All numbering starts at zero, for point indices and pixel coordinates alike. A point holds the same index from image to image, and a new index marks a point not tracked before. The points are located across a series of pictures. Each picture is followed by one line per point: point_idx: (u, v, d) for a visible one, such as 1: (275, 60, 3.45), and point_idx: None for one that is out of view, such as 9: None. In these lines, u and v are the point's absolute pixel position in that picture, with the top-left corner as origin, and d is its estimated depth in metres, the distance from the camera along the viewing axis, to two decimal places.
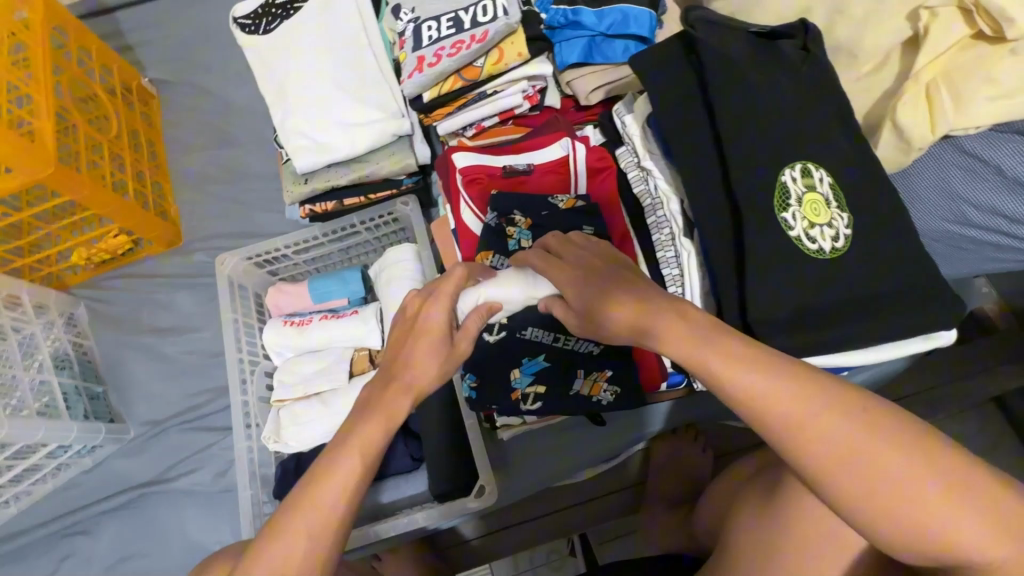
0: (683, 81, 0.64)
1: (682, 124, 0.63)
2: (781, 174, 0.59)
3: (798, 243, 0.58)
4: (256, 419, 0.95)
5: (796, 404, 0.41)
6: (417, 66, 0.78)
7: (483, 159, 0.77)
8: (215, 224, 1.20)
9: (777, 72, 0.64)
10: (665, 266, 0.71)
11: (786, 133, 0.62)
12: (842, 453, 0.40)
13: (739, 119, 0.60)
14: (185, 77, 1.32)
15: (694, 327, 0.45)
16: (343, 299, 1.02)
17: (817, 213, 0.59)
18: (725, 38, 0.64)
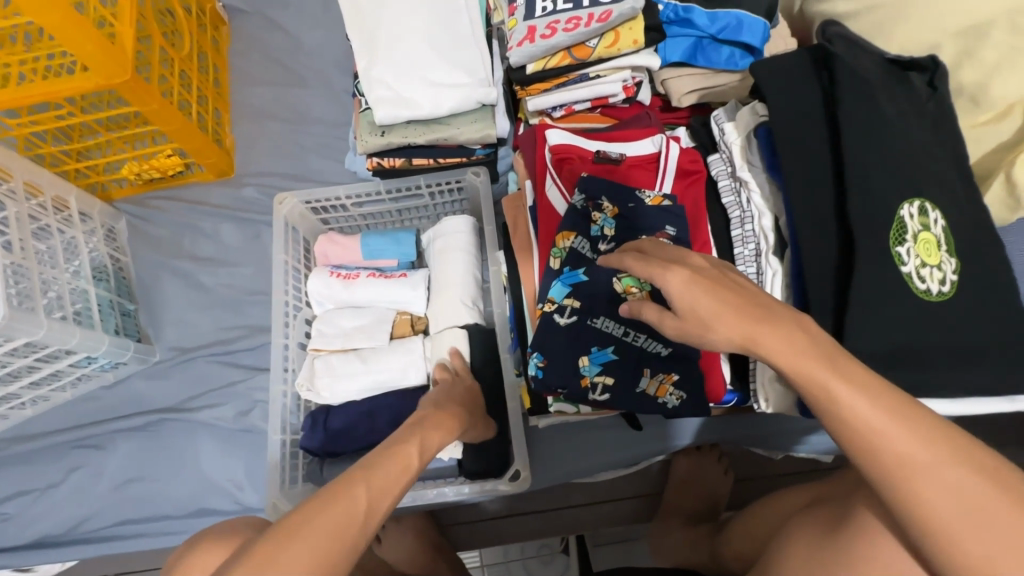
0: (809, 98, 0.63)
1: (801, 140, 0.62)
2: (900, 208, 0.59)
3: (910, 281, 0.58)
4: (293, 363, 0.93)
5: (922, 448, 0.38)
6: (528, 36, 0.76)
7: (576, 139, 0.78)
8: (269, 162, 1.17)
9: (902, 103, 0.64)
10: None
11: (905, 168, 0.61)
12: (970, 510, 0.37)
13: (863, 143, 0.60)
14: (259, 9, 1.29)
15: (815, 344, 0.43)
16: (395, 261, 1.00)
17: (929, 253, 0.59)
18: (858, 61, 0.65)
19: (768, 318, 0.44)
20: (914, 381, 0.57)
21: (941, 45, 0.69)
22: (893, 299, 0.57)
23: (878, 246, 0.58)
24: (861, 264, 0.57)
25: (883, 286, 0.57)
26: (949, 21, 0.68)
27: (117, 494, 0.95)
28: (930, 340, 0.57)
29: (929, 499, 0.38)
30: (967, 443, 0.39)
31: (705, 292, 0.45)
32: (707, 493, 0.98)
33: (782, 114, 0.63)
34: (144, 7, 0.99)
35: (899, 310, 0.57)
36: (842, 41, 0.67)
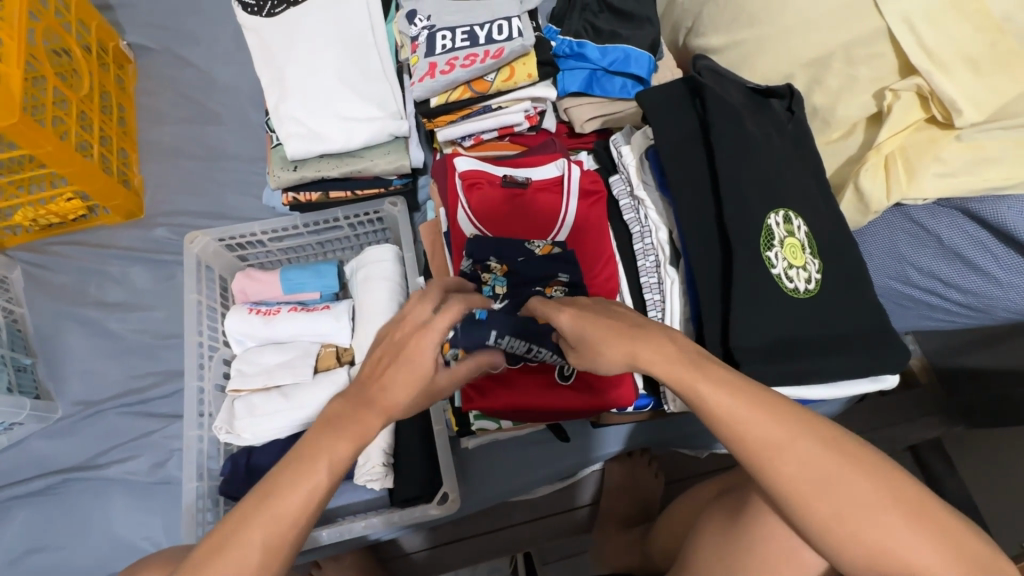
0: (687, 123, 0.70)
1: (682, 163, 0.69)
2: (767, 217, 0.66)
3: (779, 281, 0.64)
4: (210, 407, 0.90)
5: (778, 428, 0.45)
6: (429, 71, 0.80)
7: (483, 166, 0.81)
8: (182, 200, 1.14)
9: (765, 125, 0.72)
10: (647, 291, 0.75)
11: (770, 183, 0.68)
12: (815, 476, 0.44)
13: (735, 160, 0.67)
14: (168, 46, 1.27)
15: (684, 352, 0.49)
16: (316, 293, 0.99)
17: (795, 256, 0.66)
18: (726, 88, 0.72)
19: (644, 337, 0.50)
20: (793, 369, 0.63)
21: (794, 73, 0.80)
22: (766, 297, 0.63)
23: (752, 252, 0.64)
24: (741, 269, 0.63)
25: (759, 285, 0.63)
26: (797, 54, 0.78)
27: (14, 567, 0.87)
28: (800, 332, 0.64)
29: (784, 469, 0.45)
30: (811, 419, 0.46)
31: (594, 328, 0.51)
32: (640, 494, 1.03)
33: (664, 137, 0.69)
34: (34, 48, 0.96)
35: (774, 307, 0.63)
36: (709, 73, 0.74)
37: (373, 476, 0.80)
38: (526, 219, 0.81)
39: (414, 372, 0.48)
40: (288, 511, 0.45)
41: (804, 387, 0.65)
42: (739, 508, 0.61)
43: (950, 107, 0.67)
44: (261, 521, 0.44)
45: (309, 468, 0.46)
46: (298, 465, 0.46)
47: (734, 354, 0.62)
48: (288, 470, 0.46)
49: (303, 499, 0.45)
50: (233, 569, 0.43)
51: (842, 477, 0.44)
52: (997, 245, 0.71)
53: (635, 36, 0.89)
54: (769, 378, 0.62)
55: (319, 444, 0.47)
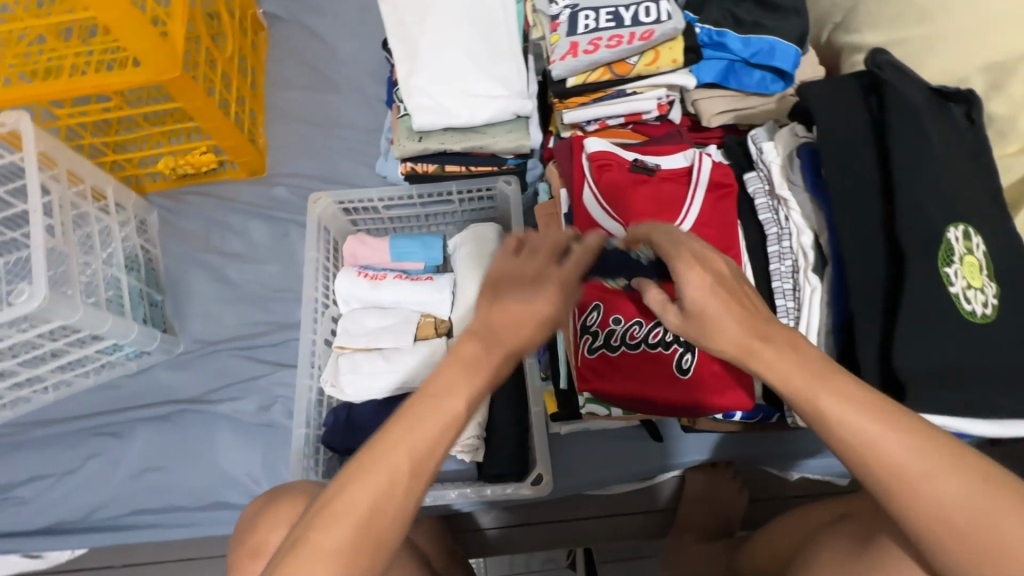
0: (860, 122, 0.66)
1: (852, 164, 0.65)
2: (947, 230, 0.61)
3: (957, 301, 0.59)
4: (319, 360, 0.95)
5: (918, 456, 0.44)
6: (570, 50, 0.79)
7: (614, 149, 0.80)
8: (301, 163, 1.20)
9: (944, 131, 0.66)
10: (780, 296, 0.72)
11: (947, 194, 0.62)
12: (946, 506, 0.43)
13: (913, 166, 0.62)
14: (298, 16, 1.34)
15: (807, 363, 0.48)
16: (419, 262, 1.02)
17: (974, 276, 0.61)
18: (906, 87, 0.67)
19: (768, 337, 0.49)
20: (947, 397, 0.58)
21: (969, 78, 0.72)
22: (932, 316, 0.59)
23: (926, 267, 0.59)
24: (913, 283, 0.59)
25: (928, 304, 0.59)
26: (976, 56, 0.71)
27: (135, 482, 0.96)
28: (963, 358, 0.59)
29: (921, 501, 0.43)
30: (946, 447, 0.44)
31: (720, 299, 0.50)
32: (723, 508, 0.99)
33: (832, 137, 0.66)
34: (194, 9, 1.03)
35: (936, 328, 0.59)
36: (891, 68, 0.68)
37: (465, 447, 0.82)
38: (653, 205, 0.76)
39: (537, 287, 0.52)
40: (438, 422, 0.47)
41: (959, 421, 0.60)
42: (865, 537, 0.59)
43: None
44: (406, 437, 0.46)
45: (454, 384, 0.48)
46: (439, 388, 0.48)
47: (897, 374, 0.59)
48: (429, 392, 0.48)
49: (449, 419, 0.47)
50: (385, 477, 0.45)
51: (981, 513, 0.42)
52: None
53: (783, 28, 0.84)
54: (917, 403, 0.58)
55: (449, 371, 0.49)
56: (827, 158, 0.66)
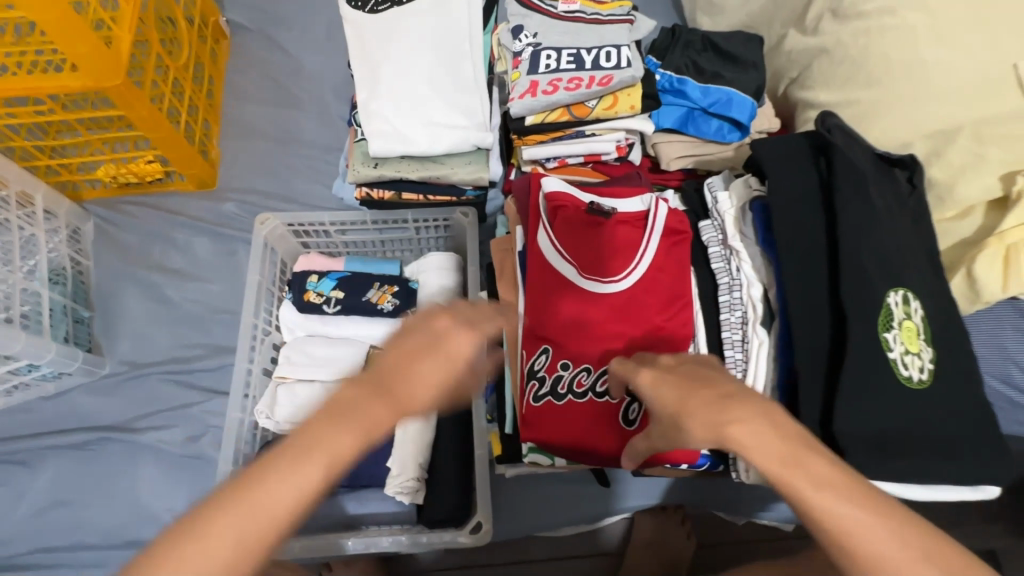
0: (809, 181, 0.67)
1: (798, 222, 0.66)
2: (888, 295, 0.62)
3: (894, 367, 0.60)
4: (255, 390, 0.90)
5: (902, 545, 0.41)
6: (530, 89, 0.78)
7: (571, 191, 0.78)
8: (254, 178, 1.15)
9: (889, 195, 0.68)
10: (728, 347, 0.72)
11: (887, 257, 0.64)
12: None
13: (858, 228, 0.63)
14: (263, 27, 1.30)
15: (784, 441, 0.45)
16: (372, 283, 0.95)
17: (912, 341, 0.62)
18: (853, 150, 0.69)
19: (729, 406, 0.48)
20: (883, 463, 0.59)
21: (913, 144, 0.74)
22: (868, 381, 0.59)
23: (869, 330, 0.60)
24: (854, 346, 0.60)
25: (870, 367, 0.59)
26: (920, 124, 0.73)
27: (40, 517, 0.87)
28: (899, 424, 0.59)
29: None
30: (934, 541, 0.42)
31: (677, 392, 0.50)
32: (671, 558, 0.96)
33: (782, 193, 0.67)
34: (145, 14, 0.99)
35: (876, 393, 0.59)
36: (840, 132, 0.70)
37: (404, 489, 0.81)
38: (606, 251, 0.75)
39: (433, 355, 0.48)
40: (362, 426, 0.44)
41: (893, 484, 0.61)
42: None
43: None
44: (321, 448, 0.42)
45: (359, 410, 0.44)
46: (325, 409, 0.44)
47: (838, 438, 0.59)
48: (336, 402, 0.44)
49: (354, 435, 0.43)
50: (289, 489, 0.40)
51: None
52: None
53: (740, 80, 0.86)
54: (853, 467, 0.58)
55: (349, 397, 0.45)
56: (778, 213, 0.66)
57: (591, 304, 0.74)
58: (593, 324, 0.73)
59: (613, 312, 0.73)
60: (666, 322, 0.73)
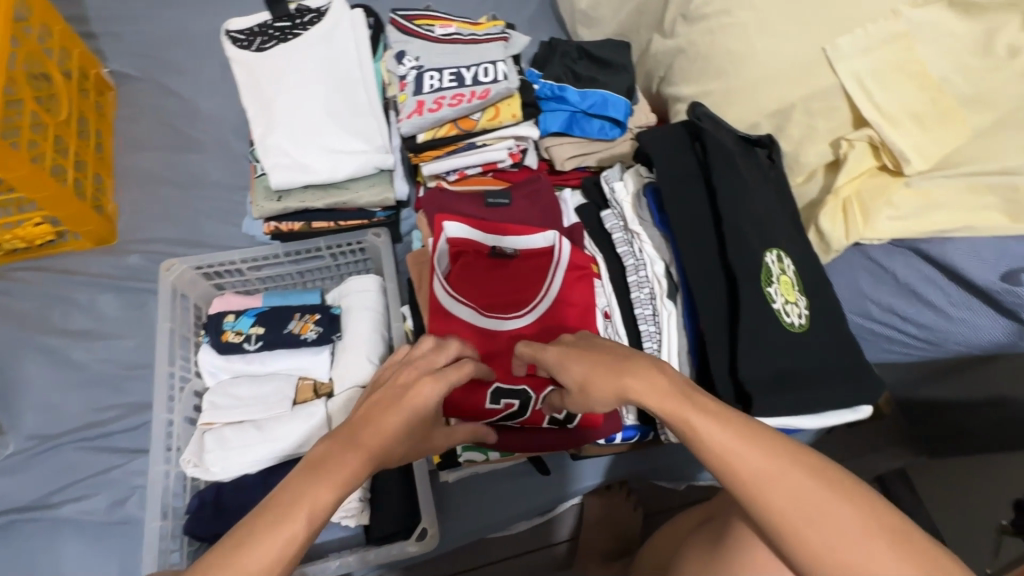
0: (689, 164, 0.76)
1: (686, 201, 0.74)
2: (765, 255, 0.70)
3: (779, 315, 0.69)
4: (179, 441, 0.87)
5: (767, 460, 0.47)
6: (417, 109, 0.84)
7: (471, 234, 0.82)
8: (157, 227, 1.12)
9: (756, 171, 0.78)
10: (642, 322, 0.78)
11: (761, 221, 0.73)
12: (813, 509, 0.45)
13: (736, 201, 0.72)
14: (150, 75, 1.27)
15: (673, 384, 0.53)
16: (293, 314, 0.95)
17: (790, 292, 0.71)
18: (722, 136, 0.78)
19: (629, 370, 0.54)
20: (773, 402, 0.66)
21: (760, 123, 0.85)
22: (760, 331, 0.67)
23: (756, 286, 0.68)
24: (746, 301, 0.68)
25: (762, 321, 0.67)
26: (762, 105, 0.84)
27: None
28: (778, 371, 0.67)
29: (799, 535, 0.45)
30: (796, 449, 0.48)
31: (582, 360, 0.59)
32: (622, 530, 1.01)
33: (670, 178, 0.75)
34: (15, 73, 0.96)
35: (766, 342, 0.67)
36: (709, 119, 0.79)
37: (349, 512, 0.80)
38: (512, 286, 0.82)
39: (409, 413, 0.56)
40: (273, 549, 0.45)
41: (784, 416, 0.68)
42: (721, 534, 0.64)
43: (899, 157, 0.74)
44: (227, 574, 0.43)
45: (321, 481, 0.49)
46: (271, 517, 0.46)
47: (744, 386, 0.66)
48: (266, 519, 0.46)
49: (277, 546, 0.45)
50: None
51: (836, 509, 0.45)
52: (948, 283, 0.78)
53: (613, 82, 0.92)
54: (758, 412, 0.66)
55: (300, 489, 0.48)
56: (668, 194, 0.74)
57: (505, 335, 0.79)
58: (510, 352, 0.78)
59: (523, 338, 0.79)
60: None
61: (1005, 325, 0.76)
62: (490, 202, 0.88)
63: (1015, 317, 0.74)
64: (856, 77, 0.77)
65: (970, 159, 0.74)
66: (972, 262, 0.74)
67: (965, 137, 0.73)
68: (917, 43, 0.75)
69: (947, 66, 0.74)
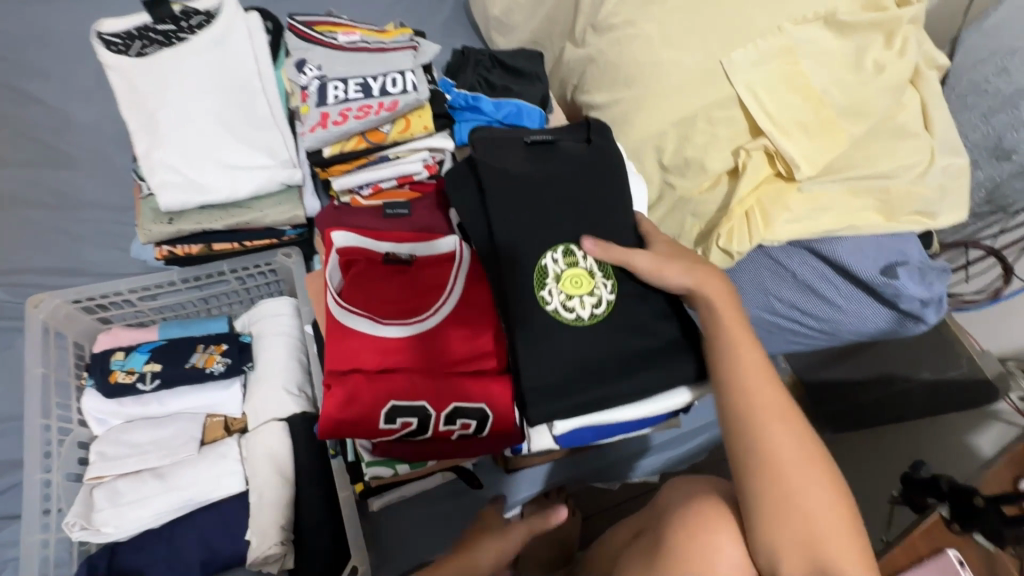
0: (466, 188, 0.73)
1: (469, 225, 0.71)
2: (541, 257, 0.67)
3: (557, 315, 0.66)
4: (60, 502, 0.76)
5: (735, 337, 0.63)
6: (321, 121, 0.79)
7: (363, 242, 0.77)
8: (26, 255, 0.98)
9: (558, 166, 0.73)
10: (504, 336, 0.73)
11: (564, 226, 0.69)
12: (755, 398, 0.59)
13: (507, 213, 0.69)
14: (8, 80, 1.11)
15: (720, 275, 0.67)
16: (196, 346, 0.86)
17: (577, 284, 0.67)
18: (501, 153, 0.74)
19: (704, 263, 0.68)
20: (566, 407, 0.65)
21: (667, 131, 0.86)
22: (543, 342, 0.65)
23: (523, 307, 0.66)
24: (516, 321, 0.66)
25: (530, 334, 0.66)
26: (669, 113, 0.85)
27: None
28: (567, 374, 0.66)
29: (771, 445, 0.57)
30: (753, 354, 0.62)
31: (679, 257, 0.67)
32: (561, 534, 1.02)
33: (458, 207, 0.73)
34: None
35: (543, 354, 0.65)
36: (486, 141, 0.76)
37: (267, 558, 0.75)
38: (408, 292, 0.75)
39: None
40: None
41: (581, 416, 0.68)
42: (658, 544, 0.65)
43: (791, 163, 0.80)
44: None
45: None
46: None
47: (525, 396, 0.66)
48: None
49: None
50: None
51: (766, 402, 0.59)
52: (838, 277, 0.85)
53: (526, 91, 0.91)
54: (541, 417, 0.65)
55: None
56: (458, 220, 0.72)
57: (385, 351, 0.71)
58: (411, 364, 0.70)
59: (425, 344, 0.71)
60: (485, 347, 0.72)
61: (885, 313, 0.84)
62: (389, 213, 0.85)
63: (894, 306, 0.83)
64: (750, 88, 0.82)
65: (850, 164, 0.81)
66: (858, 259, 0.81)
67: (843, 145, 0.80)
68: (800, 57, 0.81)
69: (826, 80, 0.81)
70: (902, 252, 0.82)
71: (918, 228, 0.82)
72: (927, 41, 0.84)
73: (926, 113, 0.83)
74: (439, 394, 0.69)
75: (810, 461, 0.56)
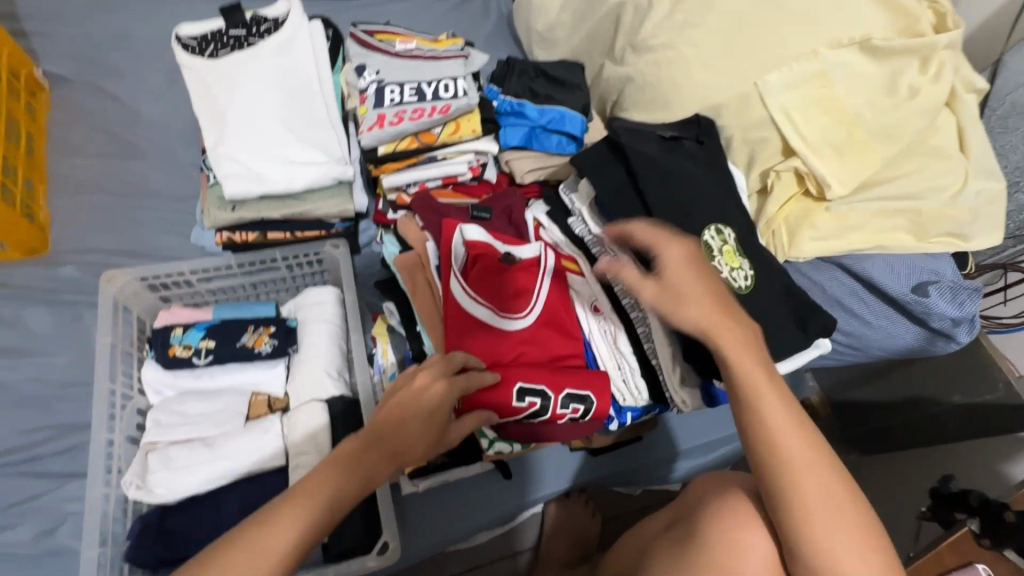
0: (615, 167, 0.77)
1: (615, 198, 0.76)
2: (704, 233, 0.73)
3: (729, 283, 0.72)
4: (120, 462, 0.82)
5: (765, 396, 0.58)
6: (378, 122, 0.86)
7: (487, 237, 0.80)
8: (98, 236, 1.06)
9: (686, 162, 0.80)
10: (631, 311, 0.77)
11: (712, 204, 0.77)
12: (792, 466, 0.56)
13: (664, 194, 0.74)
14: (88, 77, 1.22)
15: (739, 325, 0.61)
16: (246, 327, 0.92)
17: (733, 259, 0.74)
18: (641, 142, 0.80)
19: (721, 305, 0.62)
20: None
21: None
22: (723, 301, 0.71)
23: None
24: None
25: None
26: None
27: None
28: (744, 333, 0.72)
29: (813, 499, 0.55)
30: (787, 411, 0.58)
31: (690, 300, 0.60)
32: (578, 532, 1.03)
33: (603, 190, 0.76)
34: None
35: None
36: (625, 131, 0.83)
37: None
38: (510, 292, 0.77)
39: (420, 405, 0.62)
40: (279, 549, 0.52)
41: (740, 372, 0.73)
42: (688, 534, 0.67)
43: (822, 182, 0.82)
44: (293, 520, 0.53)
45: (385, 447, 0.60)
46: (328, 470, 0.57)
47: (719, 353, 0.70)
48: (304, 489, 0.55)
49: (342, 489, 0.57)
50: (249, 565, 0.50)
51: (802, 464, 0.56)
52: (870, 296, 0.86)
53: (568, 99, 0.94)
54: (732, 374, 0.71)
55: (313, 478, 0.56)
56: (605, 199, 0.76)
57: (501, 337, 0.74)
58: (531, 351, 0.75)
59: (532, 338, 0.76)
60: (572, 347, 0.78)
61: (915, 330, 0.85)
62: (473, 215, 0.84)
63: (924, 323, 0.84)
64: (784, 111, 0.84)
65: (881, 184, 0.83)
66: (888, 278, 0.83)
67: (875, 166, 0.81)
68: (834, 80, 0.83)
69: (860, 102, 0.83)
70: (935, 270, 0.83)
71: (949, 249, 0.83)
72: (964, 66, 0.85)
73: (962, 137, 0.84)
74: (557, 377, 0.73)
75: (851, 521, 0.55)
